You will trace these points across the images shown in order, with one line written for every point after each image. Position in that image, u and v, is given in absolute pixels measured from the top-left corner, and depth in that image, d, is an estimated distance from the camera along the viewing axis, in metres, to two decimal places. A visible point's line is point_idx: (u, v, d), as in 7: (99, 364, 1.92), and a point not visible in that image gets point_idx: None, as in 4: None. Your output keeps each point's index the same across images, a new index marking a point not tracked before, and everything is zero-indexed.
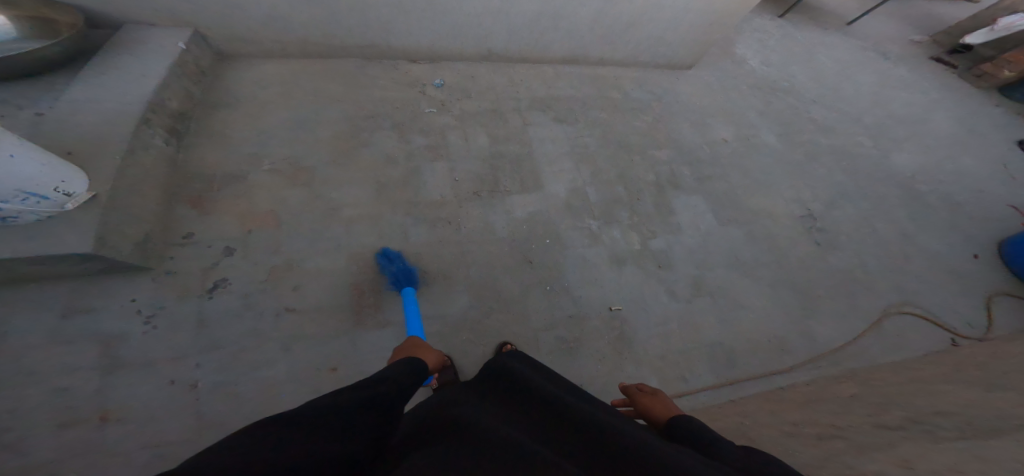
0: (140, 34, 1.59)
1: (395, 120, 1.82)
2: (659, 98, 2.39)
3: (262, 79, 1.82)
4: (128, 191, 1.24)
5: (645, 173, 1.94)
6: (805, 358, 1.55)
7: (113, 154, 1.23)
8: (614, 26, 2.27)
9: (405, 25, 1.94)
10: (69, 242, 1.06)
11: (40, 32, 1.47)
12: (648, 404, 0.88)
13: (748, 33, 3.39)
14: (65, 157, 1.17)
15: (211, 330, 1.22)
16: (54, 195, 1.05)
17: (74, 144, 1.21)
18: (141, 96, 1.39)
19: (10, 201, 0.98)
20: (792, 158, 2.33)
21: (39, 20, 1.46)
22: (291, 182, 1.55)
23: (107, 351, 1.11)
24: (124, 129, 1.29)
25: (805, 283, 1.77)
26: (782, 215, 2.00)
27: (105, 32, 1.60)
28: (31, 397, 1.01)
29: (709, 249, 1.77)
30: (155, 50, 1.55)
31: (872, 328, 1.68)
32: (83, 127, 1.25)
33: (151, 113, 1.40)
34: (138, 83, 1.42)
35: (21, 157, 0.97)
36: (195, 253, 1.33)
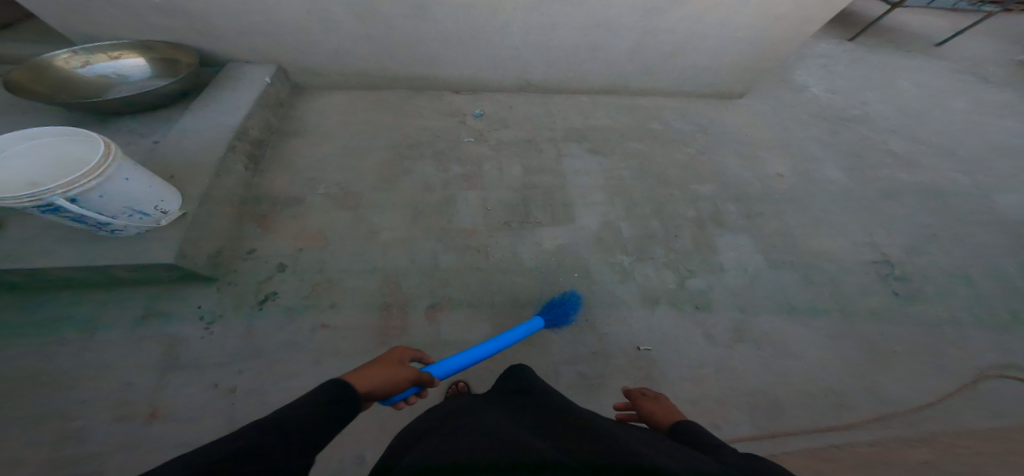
0: (239, 71, 1.86)
1: (436, 149, 1.92)
2: (704, 129, 2.29)
3: (325, 110, 2.03)
4: (212, 209, 1.43)
5: (684, 207, 1.86)
6: (869, 415, 1.33)
7: (195, 177, 1.42)
8: (657, 56, 2.25)
9: (451, 58, 2.08)
10: (154, 252, 1.24)
11: (164, 71, 1.77)
12: (650, 408, 0.87)
13: (812, 58, 3.17)
14: (169, 180, 1.39)
15: (255, 339, 1.32)
16: (153, 212, 1.24)
17: (177, 169, 1.43)
18: (232, 128, 1.60)
19: (120, 217, 1.16)
20: (861, 195, 2.10)
21: (166, 61, 1.77)
22: (340, 206, 1.69)
23: (168, 353, 1.25)
24: (216, 154, 1.51)
25: (874, 339, 1.54)
26: (845, 259, 1.79)
27: (211, 71, 1.90)
28: (102, 390, 1.17)
29: (754, 292, 1.63)
30: (247, 85, 1.80)
31: (961, 391, 1.41)
32: (176, 152, 1.47)
33: (238, 141, 1.61)
34: (231, 114, 1.65)
35: (135, 180, 1.15)
36: (254, 267, 1.48)
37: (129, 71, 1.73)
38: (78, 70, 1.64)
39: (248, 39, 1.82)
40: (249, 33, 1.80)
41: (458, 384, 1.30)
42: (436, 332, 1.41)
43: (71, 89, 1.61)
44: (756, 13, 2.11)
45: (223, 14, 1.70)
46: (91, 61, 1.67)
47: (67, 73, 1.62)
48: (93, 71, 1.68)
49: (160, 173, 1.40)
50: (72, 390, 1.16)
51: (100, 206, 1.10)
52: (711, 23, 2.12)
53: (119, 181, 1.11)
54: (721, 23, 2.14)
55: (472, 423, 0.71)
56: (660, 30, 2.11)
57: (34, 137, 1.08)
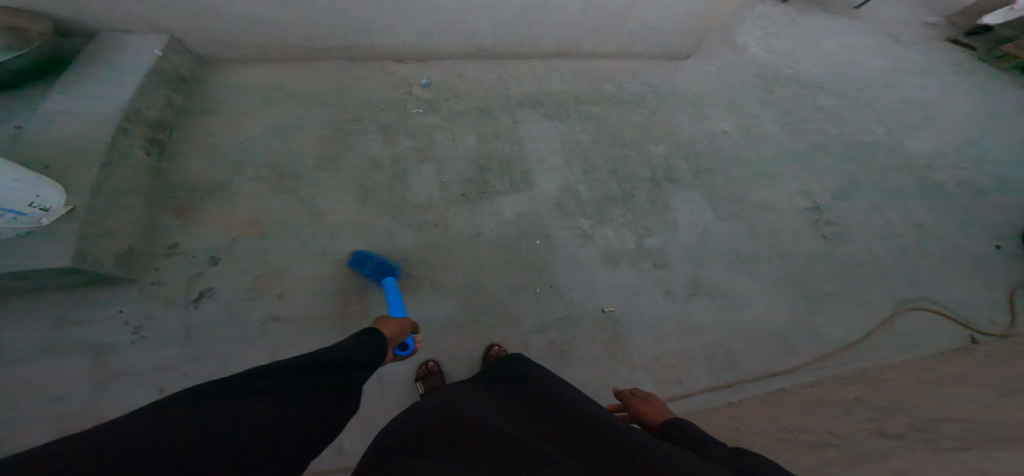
0: (117, 43, 1.59)
1: (380, 122, 1.78)
2: (655, 90, 2.31)
3: (247, 84, 1.80)
4: (111, 203, 1.23)
5: (639, 169, 1.88)
6: (810, 358, 1.47)
7: (89, 168, 1.22)
8: (605, 17, 2.19)
9: (388, 23, 1.90)
10: (46, 257, 1.05)
11: (13, 42, 1.45)
12: (642, 408, 0.85)
13: (750, 19, 3.27)
14: (40, 172, 1.17)
15: (197, 339, 1.19)
16: (29, 210, 1.04)
17: (52, 159, 1.20)
18: (118, 103, 1.38)
19: None
20: (797, 148, 2.23)
21: (8, 29, 1.44)
22: (276, 189, 1.53)
23: (98, 362, 1.10)
24: (98, 138, 1.28)
25: (810, 280, 1.69)
26: (785, 208, 1.92)
27: (77, 40, 1.60)
28: (27, 408, 1.02)
29: (707, 247, 1.70)
30: (132, 57, 1.54)
31: (883, 325, 1.59)
32: (60, 140, 1.24)
33: (128, 123, 1.38)
34: (116, 92, 1.41)
35: None
36: (182, 263, 1.31)
37: None
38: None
39: (136, 3, 1.55)
40: None
41: (428, 363, 1.26)
42: None
43: None
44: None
45: None
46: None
47: None
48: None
49: (27, 164, 1.17)
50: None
51: None
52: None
53: None
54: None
55: (466, 416, 0.62)
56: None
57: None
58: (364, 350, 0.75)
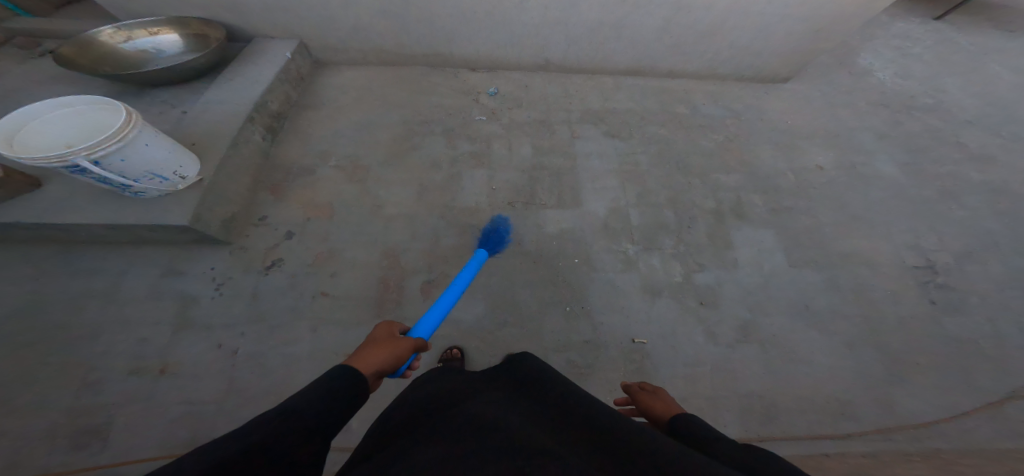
0: (263, 46, 1.93)
1: (447, 126, 1.90)
2: (738, 115, 2.11)
3: (343, 85, 2.06)
4: (228, 177, 1.51)
5: (704, 197, 1.73)
6: (873, 427, 1.22)
7: (213, 146, 1.50)
8: (690, 36, 2.07)
9: (468, 35, 2.03)
10: (171, 215, 1.33)
11: (196, 45, 1.86)
12: (648, 402, 0.81)
13: (880, 39, 2.81)
14: (191, 147, 1.48)
15: (262, 301, 1.39)
16: (171, 177, 1.32)
17: (199, 137, 1.51)
18: (253, 100, 1.67)
19: (140, 180, 1.25)
20: (916, 194, 1.86)
21: (198, 37, 1.87)
22: (349, 179, 1.72)
23: (181, 313, 1.34)
24: (233, 125, 1.57)
25: (905, 354, 1.39)
26: (886, 264, 1.60)
27: (240, 46, 1.99)
28: (123, 342, 1.27)
29: (771, 294, 1.50)
30: (270, 59, 1.87)
31: (986, 408, 1.26)
32: (199, 122, 1.55)
33: (256, 114, 1.68)
34: (252, 87, 1.73)
35: (155, 146, 1.23)
36: (265, 234, 1.55)
37: (165, 46, 1.83)
38: (121, 44, 1.75)
39: (271, 15, 1.88)
40: (272, 7, 1.85)
41: (452, 349, 1.33)
42: (430, 308, 1.43)
43: (114, 63, 1.72)
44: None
45: None
46: (131, 36, 1.77)
47: (110, 48, 1.74)
48: (133, 45, 1.78)
49: (183, 140, 1.49)
50: (94, 341, 1.27)
51: (121, 170, 1.18)
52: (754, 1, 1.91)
53: (139, 146, 1.18)
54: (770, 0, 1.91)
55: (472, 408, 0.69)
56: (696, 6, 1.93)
57: (67, 104, 1.20)
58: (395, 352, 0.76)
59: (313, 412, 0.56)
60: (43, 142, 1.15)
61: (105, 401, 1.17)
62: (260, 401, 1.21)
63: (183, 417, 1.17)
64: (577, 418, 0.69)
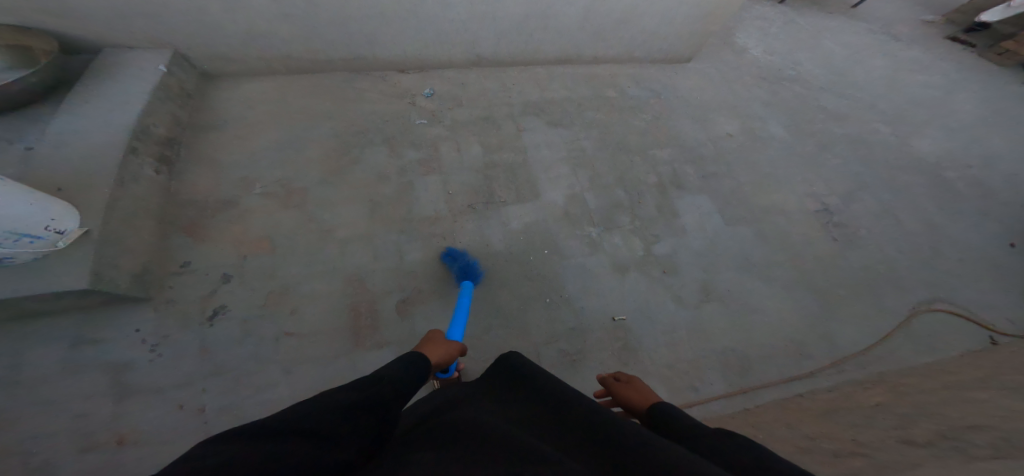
0: (120, 58, 1.58)
1: (386, 134, 1.79)
2: (657, 95, 2.31)
3: (252, 99, 1.81)
4: (126, 227, 1.25)
5: (645, 174, 1.87)
6: (827, 362, 1.45)
7: (102, 187, 1.22)
8: (606, 23, 2.21)
9: (390, 34, 1.91)
10: (65, 280, 1.06)
11: (17, 60, 1.46)
12: (625, 393, 0.80)
13: (749, 20, 3.27)
14: (56, 193, 1.17)
15: (214, 356, 1.20)
16: (46, 234, 1.02)
17: (65, 181, 1.20)
18: (122, 126, 1.37)
19: (1, 245, 0.94)
20: (802, 149, 2.22)
21: (16, 48, 1.45)
22: (285, 205, 1.54)
23: (117, 380, 1.10)
24: (113, 157, 1.29)
25: (821, 283, 1.67)
26: (794, 211, 1.90)
27: (85, 57, 1.60)
28: (49, 426, 1.02)
29: (716, 252, 1.69)
30: (135, 74, 1.55)
31: (900, 328, 1.57)
32: (72, 160, 1.24)
33: (137, 142, 1.39)
34: (125, 110, 1.42)
35: (10, 198, 0.93)
36: (195, 281, 1.32)
37: None
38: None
39: (145, 20, 1.58)
40: (145, 12, 1.55)
41: None
42: (411, 327, 1.35)
43: None
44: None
45: None
46: None
47: None
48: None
49: (43, 186, 1.17)
50: (0, 435, 0.98)
51: None
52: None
53: None
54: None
55: (466, 424, 0.53)
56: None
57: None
58: (412, 368, 0.65)
59: (371, 387, 0.54)
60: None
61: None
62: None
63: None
64: (584, 423, 0.56)
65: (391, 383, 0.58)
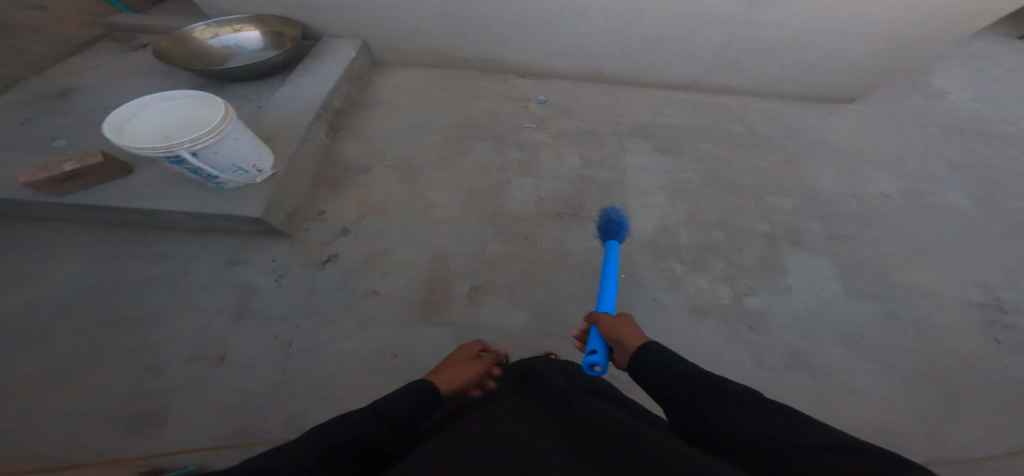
0: (328, 45, 2.03)
1: (496, 132, 1.93)
2: (797, 135, 2.05)
3: (398, 86, 2.12)
4: (294, 170, 1.60)
5: (755, 220, 1.69)
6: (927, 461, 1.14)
7: (286, 143, 1.60)
8: (754, 53, 2.03)
9: (524, 42, 2.04)
10: (248, 208, 1.43)
11: (272, 42, 2.04)
12: (614, 327, 0.88)
13: (954, 61, 2.65)
14: (265, 141, 1.60)
15: (316, 295, 1.46)
16: (251, 170, 1.44)
17: (272, 133, 1.63)
18: (320, 96, 1.78)
19: (226, 171, 1.38)
20: (993, 230, 1.73)
21: (273, 34, 2.03)
22: (402, 179, 1.77)
23: (244, 300, 1.43)
24: (303, 122, 1.68)
25: (981, 401, 1.28)
26: (953, 302, 1.50)
27: (311, 43, 2.11)
28: (185, 329, 1.35)
29: (822, 321, 1.43)
30: (336, 57, 1.96)
31: None
32: (277, 120, 1.67)
33: (322, 111, 1.78)
34: (321, 85, 1.82)
35: (241, 140, 1.36)
36: (322, 228, 1.62)
37: (245, 42, 2.02)
38: (208, 40, 1.97)
39: (341, 16, 1.98)
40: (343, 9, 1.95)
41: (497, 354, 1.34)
42: (475, 313, 1.46)
43: (200, 57, 1.94)
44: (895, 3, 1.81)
45: None
46: (219, 33, 1.99)
47: (200, 43, 1.96)
48: (220, 41, 2.00)
49: (260, 134, 1.62)
50: (162, 323, 1.36)
51: (213, 160, 1.32)
52: (831, 17, 1.86)
53: (229, 139, 1.32)
54: (847, 15, 1.85)
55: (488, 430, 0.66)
56: (762, 22, 1.89)
57: (170, 98, 1.50)
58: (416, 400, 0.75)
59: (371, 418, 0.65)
60: (144, 128, 1.44)
61: (163, 386, 1.23)
62: (308, 396, 1.25)
63: (234, 405, 1.21)
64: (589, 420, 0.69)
65: (388, 418, 0.67)
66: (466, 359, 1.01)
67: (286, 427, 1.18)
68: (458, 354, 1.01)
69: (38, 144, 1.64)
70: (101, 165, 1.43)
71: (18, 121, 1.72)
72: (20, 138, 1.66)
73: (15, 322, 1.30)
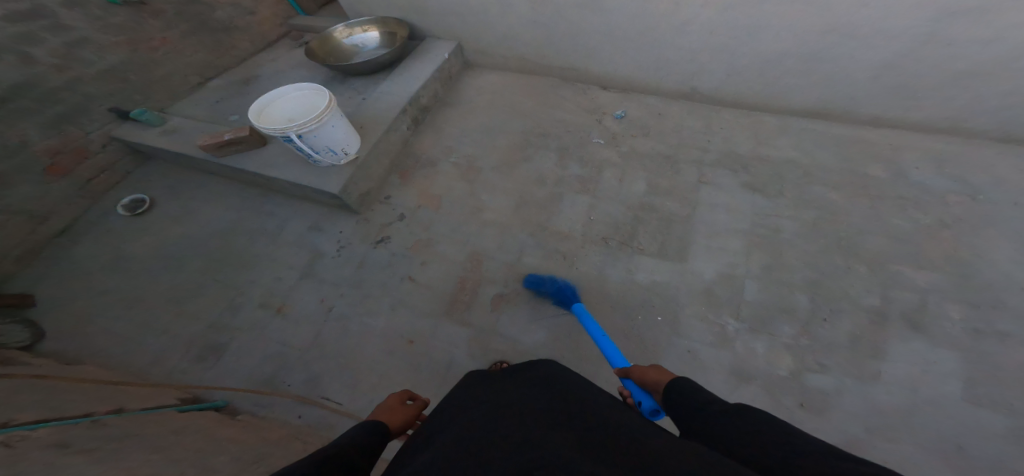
0: (430, 45, 2.21)
1: (563, 143, 1.86)
2: (973, 193, 1.50)
3: (483, 88, 2.19)
4: (374, 156, 1.79)
5: (867, 293, 1.29)
6: None
7: (373, 132, 1.80)
8: (925, 78, 1.56)
9: (612, 53, 1.94)
10: (327, 185, 1.66)
11: (387, 41, 2.32)
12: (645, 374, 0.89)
13: None
14: (359, 128, 1.82)
15: (363, 271, 1.61)
16: (341, 153, 1.65)
17: (363, 122, 1.85)
18: (409, 93, 1.95)
19: (323, 153, 1.61)
20: None
21: (388, 34, 2.32)
22: (461, 177, 1.83)
23: (311, 262, 1.66)
24: (390, 115, 1.87)
25: None
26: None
27: (416, 43, 2.35)
28: (266, 277, 1.64)
29: (941, 442, 1.02)
30: (431, 57, 2.13)
31: None
32: (370, 111, 1.89)
33: (408, 106, 1.95)
34: (414, 82, 2.00)
35: (337, 126, 1.57)
36: (384, 212, 1.78)
37: (368, 42, 2.35)
38: (344, 39, 2.32)
39: (445, 20, 2.14)
40: (447, 14, 2.11)
41: (500, 362, 1.31)
42: (494, 321, 1.44)
43: (335, 54, 2.32)
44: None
45: None
46: (351, 33, 2.33)
47: (337, 41, 2.33)
48: (350, 40, 2.34)
49: (355, 123, 1.85)
50: (250, 270, 1.67)
51: (313, 143, 1.55)
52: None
53: (328, 125, 1.53)
54: None
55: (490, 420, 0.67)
56: (941, 38, 1.44)
57: (297, 88, 1.80)
58: (370, 438, 0.74)
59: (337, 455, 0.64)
60: (278, 113, 1.78)
61: (231, 325, 1.51)
62: (331, 359, 1.40)
63: (274, 355, 1.43)
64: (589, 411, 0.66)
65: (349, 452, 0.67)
66: (401, 402, 0.94)
67: (304, 386, 1.35)
68: (393, 399, 0.94)
69: (217, 116, 2.15)
70: (247, 137, 1.78)
71: (215, 98, 2.26)
72: (209, 110, 2.18)
73: (165, 246, 1.76)
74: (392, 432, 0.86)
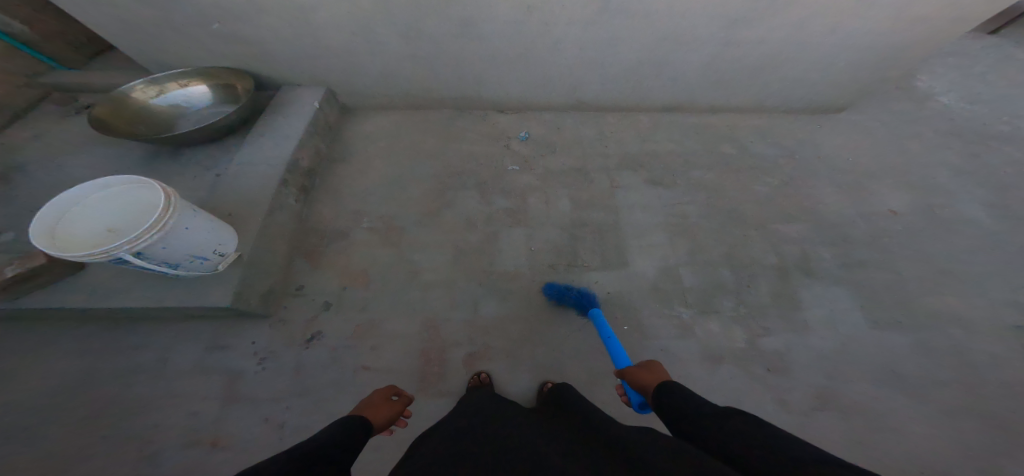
0: (293, 95, 1.89)
1: (479, 178, 1.82)
2: (792, 153, 1.96)
3: (372, 135, 1.99)
4: (266, 245, 1.49)
5: (762, 253, 1.59)
6: None
7: (257, 216, 1.48)
8: (737, 71, 1.93)
9: (497, 77, 1.92)
10: (217, 296, 1.31)
11: (225, 96, 1.87)
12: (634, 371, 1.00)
13: (937, 59, 2.55)
14: (227, 217, 1.46)
15: (303, 377, 1.34)
16: (213, 256, 1.29)
17: (234, 207, 1.49)
18: (285, 159, 1.65)
19: (184, 264, 1.23)
20: (1011, 242, 1.62)
21: (224, 87, 1.87)
22: (383, 242, 1.65)
23: (227, 386, 1.31)
24: (270, 191, 1.55)
25: (1006, 417, 1.24)
26: (983, 326, 1.42)
27: (268, 93, 1.97)
28: (171, 418, 1.25)
29: (841, 352, 1.35)
30: (298, 109, 1.83)
31: None
32: (242, 191, 1.53)
33: (289, 175, 1.65)
34: (287, 144, 1.70)
35: (194, 227, 1.21)
36: (303, 304, 1.50)
37: (195, 98, 1.84)
38: (152, 99, 1.78)
39: (302, 64, 1.84)
40: (303, 57, 1.81)
41: (480, 375, 1.34)
42: None
43: (146, 119, 1.76)
44: (874, 15, 1.71)
45: (278, 37, 1.72)
46: (163, 90, 1.80)
47: (141, 104, 1.76)
48: (164, 100, 1.80)
49: (220, 211, 1.47)
50: (144, 415, 1.25)
51: (163, 256, 1.17)
52: (814, 31, 1.76)
53: (179, 229, 1.17)
54: (826, 29, 1.75)
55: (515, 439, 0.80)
56: (734, 42, 1.79)
57: (105, 186, 1.26)
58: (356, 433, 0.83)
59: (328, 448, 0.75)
60: (84, 225, 1.21)
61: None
62: None
63: None
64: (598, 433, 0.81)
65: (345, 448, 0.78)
66: (384, 398, 0.99)
67: None
68: (378, 395, 1.00)
69: None
70: (47, 264, 1.28)
71: None
72: None
73: None
74: (377, 427, 0.92)
